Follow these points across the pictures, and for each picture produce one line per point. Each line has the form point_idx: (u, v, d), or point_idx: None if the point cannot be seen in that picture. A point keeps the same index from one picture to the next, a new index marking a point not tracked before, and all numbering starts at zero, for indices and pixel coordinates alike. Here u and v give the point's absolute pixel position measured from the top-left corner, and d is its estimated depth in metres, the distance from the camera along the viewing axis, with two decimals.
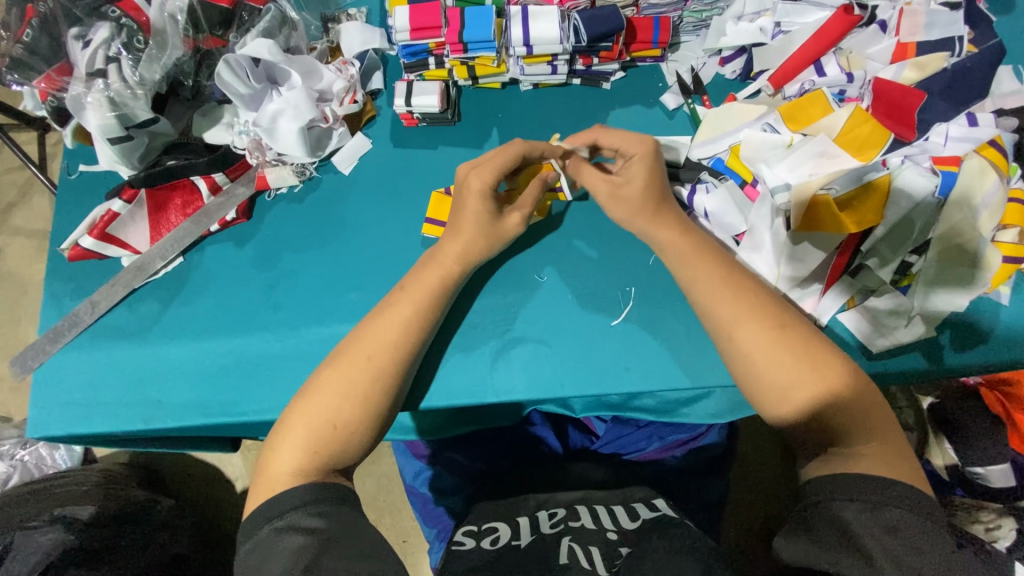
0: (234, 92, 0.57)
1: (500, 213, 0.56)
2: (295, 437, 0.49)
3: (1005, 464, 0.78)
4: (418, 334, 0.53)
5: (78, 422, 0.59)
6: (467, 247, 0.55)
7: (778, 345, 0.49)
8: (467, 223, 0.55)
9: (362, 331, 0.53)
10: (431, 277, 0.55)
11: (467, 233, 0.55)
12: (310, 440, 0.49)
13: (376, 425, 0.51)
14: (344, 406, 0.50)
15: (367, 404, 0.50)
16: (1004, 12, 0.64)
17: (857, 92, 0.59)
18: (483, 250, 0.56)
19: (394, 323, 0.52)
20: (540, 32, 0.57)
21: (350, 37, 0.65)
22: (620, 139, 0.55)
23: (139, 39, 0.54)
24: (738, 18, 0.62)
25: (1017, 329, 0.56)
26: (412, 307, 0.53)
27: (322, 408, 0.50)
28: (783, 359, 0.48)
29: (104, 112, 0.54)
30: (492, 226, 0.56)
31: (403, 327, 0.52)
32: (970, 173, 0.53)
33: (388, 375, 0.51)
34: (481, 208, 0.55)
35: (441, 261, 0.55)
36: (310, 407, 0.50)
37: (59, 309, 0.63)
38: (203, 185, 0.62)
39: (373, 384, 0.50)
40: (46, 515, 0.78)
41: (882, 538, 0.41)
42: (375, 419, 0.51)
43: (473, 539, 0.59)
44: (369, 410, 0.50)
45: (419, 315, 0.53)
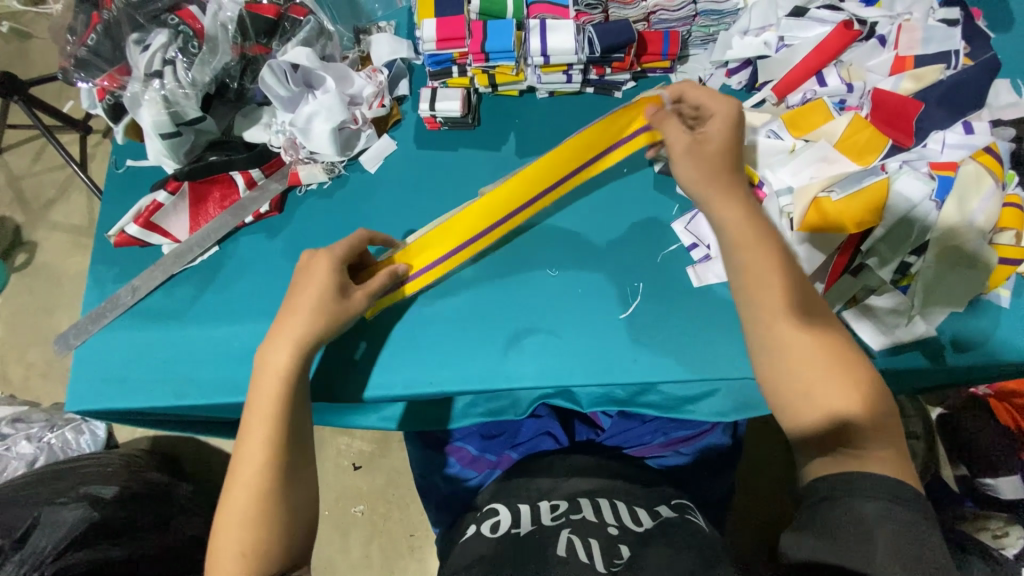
0: (275, 94, 0.63)
1: (346, 292, 0.55)
2: (234, 510, 0.50)
3: (1014, 475, 0.79)
4: (293, 414, 0.53)
5: (114, 397, 0.63)
6: (309, 329, 0.53)
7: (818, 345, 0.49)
8: (303, 305, 0.54)
9: (251, 400, 0.53)
10: (277, 367, 0.53)
11: (307, 315, 0.53)
12: (249, 513, 0.49)
13: (299, 507, 0.52)
14: (264, 472, 0.50)
15: (271, 466, 0.51)
16: (1003, 30, 0.67)
17: (856, 102, 0.62)
18: (327, 330, 0.54)
19: (275, 384, 0.52)
20: (557, 43, 0.62)
21: (380, 47, 0.70)
22: (706, 96, 0.56)
23: (193, 44, 0.60)
24: (744, 32, 0.66)
25: (1017, 333, 0.57)
26: (281, 386, 0.52)
27: (246, 481, 0.50)
28: (815, 360, 0.49)
29: (159, 109, 0.59)
30: (335, 306, 0.54)
31: (283, 386, 0.52)
32: (967, 178, 0.55)
33: (278, 432, 0.51)
34: (325, 288, 0.54)
35: (289, 336, 0.53)
36: (233, 483, 0.51)
37: (101, 292, 0.68)
38: (240, 179, 0.66)
39: (280, 442, 0.51)
40: (73, 492, 0.82)
41: (891, 532, 0.42)
42: (292, 475, 0.52)
43: (475, 525, 0.63)
44: (281, 469, 0.51)
45: (289, 394, 0.53)
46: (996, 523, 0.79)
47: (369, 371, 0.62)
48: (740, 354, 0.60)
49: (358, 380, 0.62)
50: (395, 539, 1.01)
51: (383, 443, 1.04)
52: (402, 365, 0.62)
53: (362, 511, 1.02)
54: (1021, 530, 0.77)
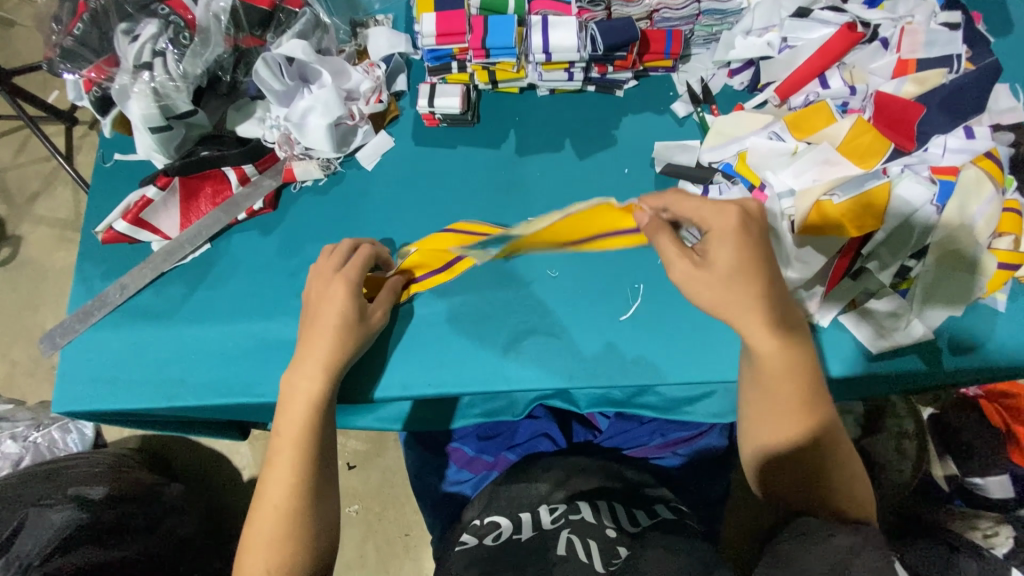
0: (269, 88, 0.61)
1: (367, 312, 0.56)
2: (265, 531, 0.50)
3: (1003, 474, 0.80)
4: (322, 437, 0.53)
5: (103, 398, 0.61)
6: (332, 352, 0.54)
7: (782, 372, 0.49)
8: (325, 328, 0.54)
9: (279, 422, 0.53)
10: (304, 391, 0.53)
11: (330, 337, 0.54)
12: (275, 533, 0.50)
13: (328, 529, 0.52)
14: (291, 492, 0.51)
15: (301, 486, 0.51)
16: (1003, 34, 0.68)
17: (860, 104, 0.62)
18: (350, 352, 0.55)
19: (303, 410, 0.53)
20: (559, 40, 0.60)
21: (378, 42, 0.69)
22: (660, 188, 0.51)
23: (185, 35, 0.57)
24: (747, 33, 0.65)
25: (1012, 337, 0.58)
26: (307, 412, 0.53)
27: (275, 502, 0.51)
28: (784, 387, 0.49)
29: (148, 102, 0.57)
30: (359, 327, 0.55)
31: (309, 409, 0.53)
32: (967, 183, 0.55)
33: (304, 455, 0.52)
34: (346, 308, 0.55)
35: (315, 361, 0.54)
36: (262, 505, 0.51)
37: (88, 289, 0.66)
38: (233, 175, 0.65)
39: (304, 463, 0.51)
40: (60, 494, 0.80)
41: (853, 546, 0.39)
42: (321, 493, 0.52)
43: (476, 537, 0.60)
44: (310, 487, 0.52)
45: (315, 419, 0.53)
46: (985, 522, 0.78)
47: (365, 372, 0.61)
48: (740, 357, 0.60)
49: (354, 380, 0.61)
50: (390, 539, 1.00)
51: (379, 442, 1.03)
52: (398, 367, 0.61)
53: (357, 511, 1.01)
54: (1011, 531, 0.76)
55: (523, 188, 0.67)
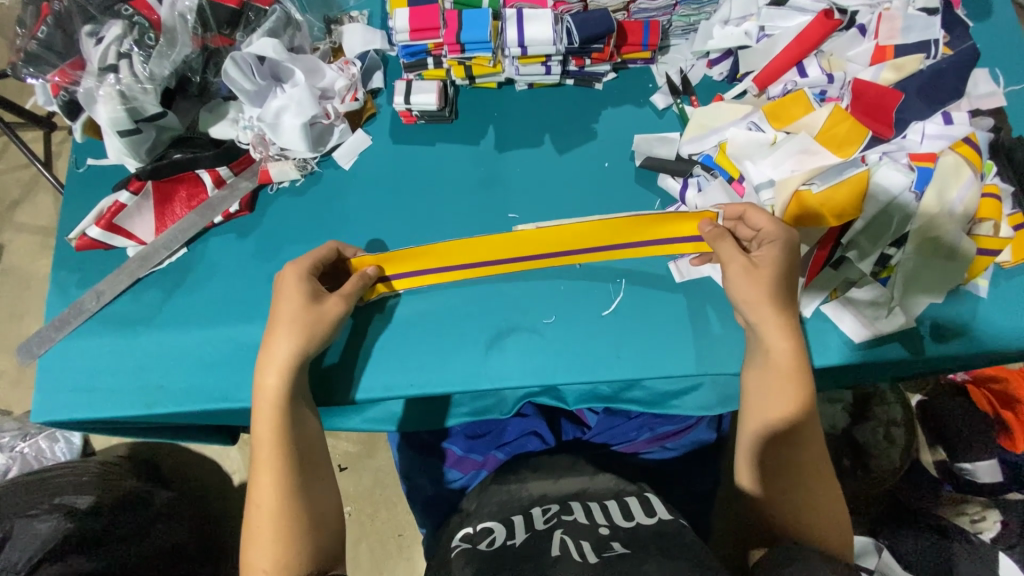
0: (240, 88, 0.60)
1: (322, 297, 0.55)
2: (263, 542, 0.50)
3: (993, 460, 0.80)
4: (296, 428, 0.53)
5: (81, 407, 0.60)
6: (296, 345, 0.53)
7: (784, 377, 0.52)
8: (283, 324, 0.54)
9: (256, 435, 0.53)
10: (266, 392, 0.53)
11: (290, 330, 0.53)
12: (276, 544, 0.50)
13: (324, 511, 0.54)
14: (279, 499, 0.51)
15: (287, 477, 0.52)
16: (982, 18, 0.67)
17: (838, 93, 0.61)
18: (313, 339, 0.54)
19: (268, 409, 0.53)
20: (535, 33, 0.60)
21: (353, 38, 0.68)
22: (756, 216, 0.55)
23: (150, 36, 0.57)
24: (725, 22, 0.65)
25: (995, 323, 0.57)
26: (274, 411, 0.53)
27: (265, 513, 0.51)
28: (785, 394, 0.52)
29: (115, 105, 0.56)
30: (315, 315, 0.54)
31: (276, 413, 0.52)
32: (946, 170, 0.55)
33: (280, 448, 0.52)
34: (300, 299, 0.54)
35: (275, 361, 0.53)
36: (252, 518, 0.51)
37: (64, 297, 0.65)
38: (208, 178, 0.64)
39: (285, 469, 0.52)
40: (46, 503, 0.80)
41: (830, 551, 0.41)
42: (309, 492, 0.53)
43: (470, 542, 0.58)
44: (298, 490, 0.52)
45: (283, 412, 0.53)
46: (974, 508, 0.83)
47: (347, 374, 0.61)
48: (724, 349, 0.59)
49: (335, 382, 0.60)
50: (384, 539, 1.00)
51: (370, 443, 1.03)
52: (380, 367, 0.60)
53: (349, 512, 1.01)
54: (997, 514, 0.82)
55: (504, 185, 0.66)
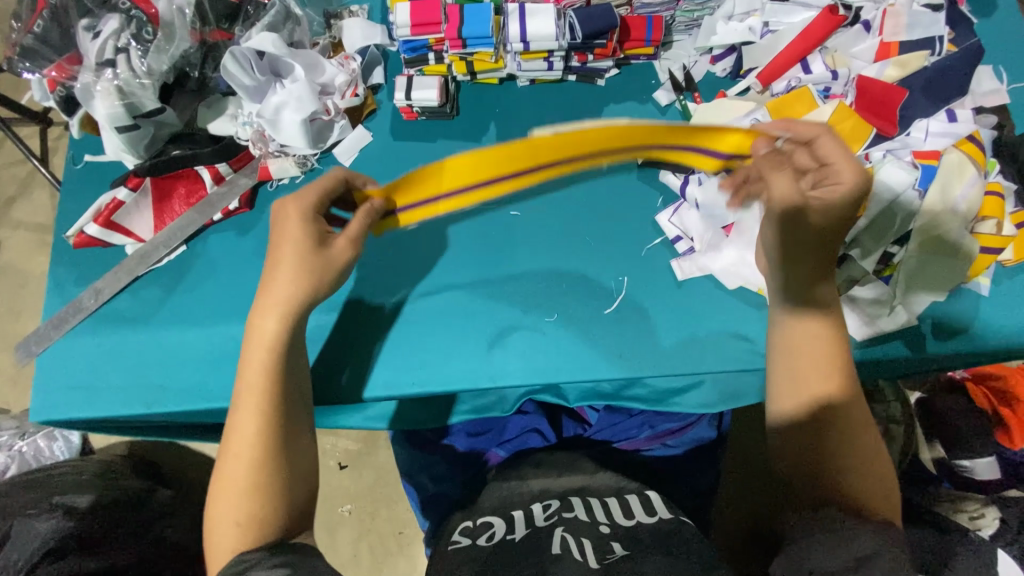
0: (239, 84, 0.59)
1: (327, 240, 0.52)
2: (227, 509, 0.47)
3: (992, 457, 0.81)
4: (284, 378, 0.50)
5: (80, 406, 0.60)
6: (296, 287, 0.50)
7: (824, 345, 0.49)
8: (284, 259, 0.50)
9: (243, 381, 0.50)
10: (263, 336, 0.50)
11: (289, 266, 0.50)
12: (239, 514, 0.47)
13: (300, 476, 0.50)
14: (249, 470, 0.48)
15: (264, 433, 0.49)
16: (986, 15, 0.67)
17: (842, 90, 0.61)
18: (315, 285, 0.51)
19: (263, 355, 0.50)
20: (537, 28, 0.59)
21: (353, 33, 0.67)
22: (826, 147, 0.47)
23: (147, 30, 0.56)
24: (728, 18, 0.64)
25: (996, 321, 0.58)
26: (268, 358, 0.50)
27: (232, 480, 0.48)
28: (818, 368, 0.48)
29: (113, 100, 0.55)
30: (317, 255, 0.51)
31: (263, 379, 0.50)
32: (950, 167, 0.55)
33: (269, 401, 0.49)
34: (303, 236, 0.50)
35: (275, 303, 0.50)
36: (219, 481, 0.48)
37: (62, 295, 0.64)
38: (207, 174, 0.63)
39: (261, 437, 0.48)
40: (46, 503, 0.79)
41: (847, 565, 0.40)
42: (289, 454, 0.49)
43: (469, 537, 0.58)
44: (272, 463, 0.48)
45: (274, 359, 0.50)
46: (972, 505, 0.83)
47: (348, 373, 0.60)
48: (725, 346, 0.59)
49: (337, 381, 0.60)
50: (384, 536, 1.00)
51: (370, 441, 1.03)
52: (381, 365, 0.60)
53: (350, 510, 1.01)
54: (996, 511, 0.82)
55: None
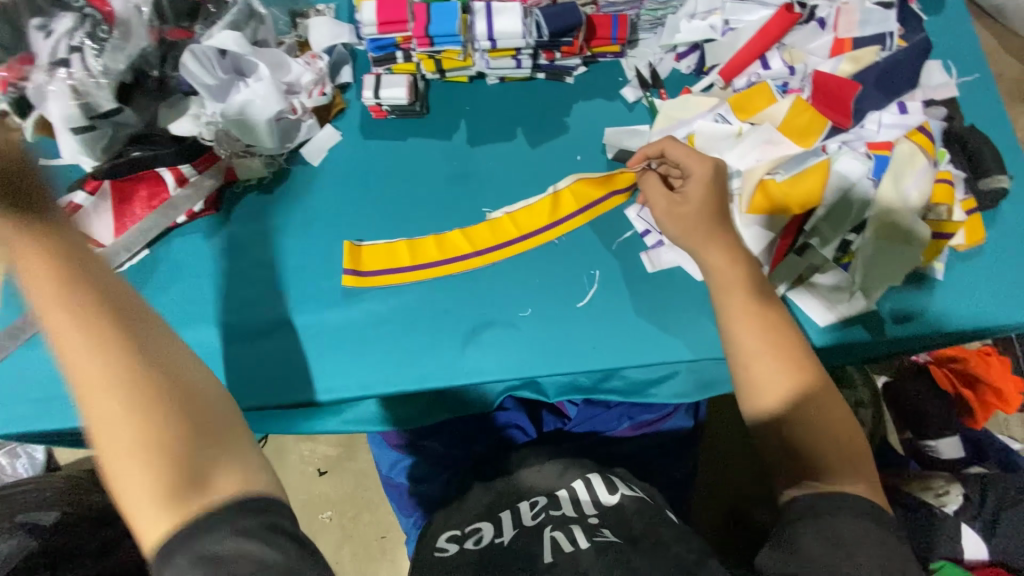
0: (200, 83, 0.58)
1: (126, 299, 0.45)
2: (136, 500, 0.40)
3: (955, 436, 0.85)
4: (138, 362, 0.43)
5: (41, 418, 0.58)
6: (85, 300, 0.45)
7: (778, 348, 0.50)
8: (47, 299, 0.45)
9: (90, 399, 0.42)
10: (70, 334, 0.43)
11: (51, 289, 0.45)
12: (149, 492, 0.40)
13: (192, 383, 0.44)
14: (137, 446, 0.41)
15: (147, 412, 0.41)
16: (935, 12, 0.70)
17: (798, 85, 0.63)
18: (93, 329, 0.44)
19: (90, 354, 0.42)
20: (504, 26, 0.60)
21: (319, 32, 0.67)
22: (683, 155, 0.56)
23: (102, 28, 0.54)
24: (691, 16, 0.66)
25: (950, 303, 0.60)
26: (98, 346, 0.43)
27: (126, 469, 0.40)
28: (778, 359, 0.49)
29: (68, 101, 0.54)
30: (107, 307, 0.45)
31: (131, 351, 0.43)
32: (900, 158, 0.57)
33: (132, 385, 0.42)
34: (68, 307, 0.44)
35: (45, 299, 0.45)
36: (125, 476, 0.40)
37: (18, 304, 0.62)
38: (169, 176, 0.62)
39: (138, 411, 0.41)
40: (7, 522, 0.76)
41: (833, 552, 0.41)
42: (191, 401, 0.43)
43: (457, 543, 0.57)
44: (177, 415, 0.42)
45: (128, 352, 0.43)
46: (938, 482, 0.79)
47: (322, 375, 0.59)
48: (696, 336, 0.61)
49: (310, 383, 0.59)
50: (366, 542, 0.98)
51: (350, 445, 1.01)
52: (355, 366, 0.59)
53: (331, 517, 0.99)
54: (961, 488, 0.78)
55: (476, 180, 0.66)
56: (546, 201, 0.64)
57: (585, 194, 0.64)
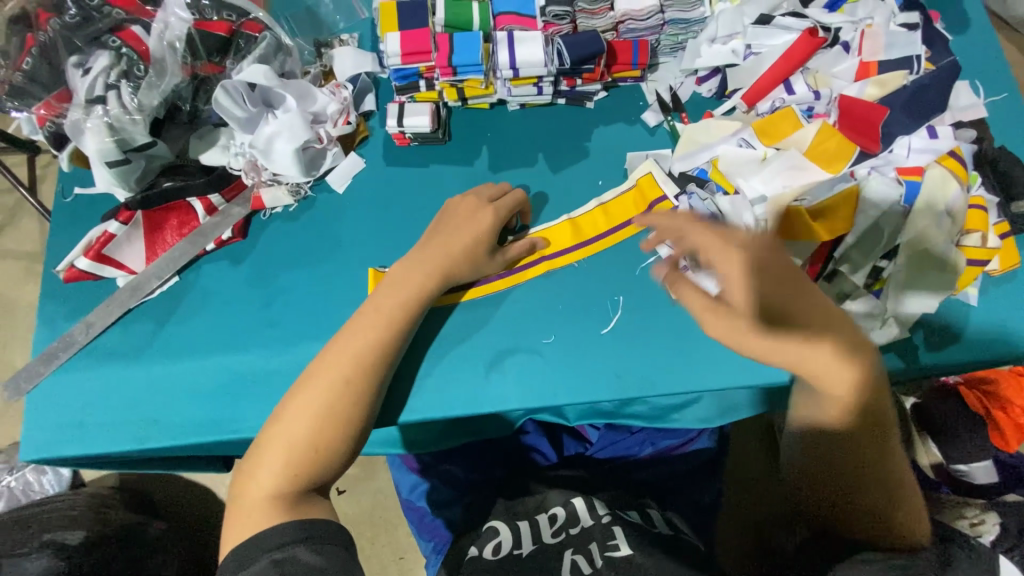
0: (231, 116, 0.60)
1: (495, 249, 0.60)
2: (271, 462, 0.49)
3: (989, 460, 0.82)
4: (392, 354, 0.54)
5: (73, 444, 0.59)
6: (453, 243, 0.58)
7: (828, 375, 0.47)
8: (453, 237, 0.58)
9: (350, 345, 0.53)
10: (401, 295, 0.55)
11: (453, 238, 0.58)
12: (287, 465, 0.49)
13: (374, 378, 0.52)
14: (313, 427, 0.50)
15: (352, 386, 0.51)
16: (960, 31, 0.69)
17: (825, 109, 0.63)
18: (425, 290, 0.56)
19: (406, 300, 0.55)
20: (526, 55, 0.60)
21: (343, 61, 0.68)
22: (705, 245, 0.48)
23: (139, 67, 0.56)
24: (712, 40, 0.65)
25: (986, 328, 0.59)
26: (380, 335, 0.53)
27: (289, 435, 0.50)
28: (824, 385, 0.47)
29: (103, 136, 0.56)
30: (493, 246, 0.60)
31: (379, 348, 0.53)
32: (933, 181, 0.56)
33: (362, 365, 0.52)
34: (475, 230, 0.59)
35: (429, 266, 0.57)
36: (289, 413, 0.51)
37: (52, 330, 0.63)
38: (199, 206, 0.63)
39: (348, 413, 0.51)
40: (35, 541, 0.77)
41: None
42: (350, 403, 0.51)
43: (478, 546, 0.62)
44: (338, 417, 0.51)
45: (393, 332, 0.54)
46: (973, 511, 0.78)
47: None
48: (722, 364, 0.59)
49: None
50: (385, 562, 0.98)
51: (368, 465, 1.01)
52: None
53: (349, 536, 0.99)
54: (997, 517, 0.76)
55: None
56: (553, 229, 0.64)
57: (602, 222, 0.64)
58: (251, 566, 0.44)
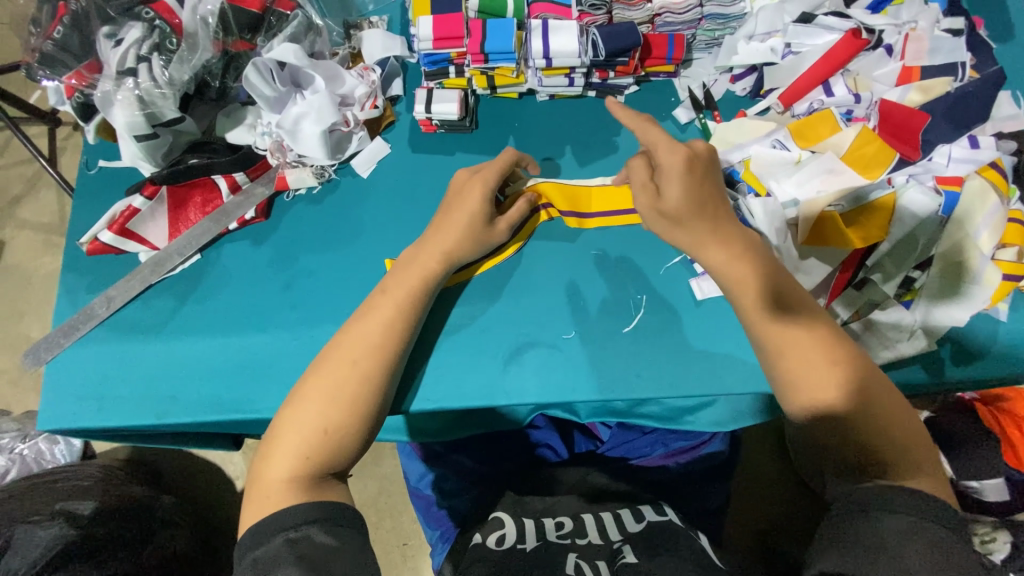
0: (260, 94, 0.59)
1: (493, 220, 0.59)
2: (284, 447, 0.49)
3: (1001, 479, 0.80)
4: (400, 340, 0.53)
5: (90, 416, 0.59)
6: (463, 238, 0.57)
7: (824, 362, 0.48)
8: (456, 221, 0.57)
9: (360, 327, 0.53)
10: (411, 278, 0.55)
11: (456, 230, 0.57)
12: (300, 448, 0.49)
13: (388, 360, 0.52)
14: (327, 410, 0.50)
15: (361, 368, 0.51)
16: (1005, 39, 0.67)
17: (864, 113, 0.61)
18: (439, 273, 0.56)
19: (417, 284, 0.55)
20: (560, 45, 0.59)
21: (372, 43, 0.66)
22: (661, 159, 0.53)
23: (171, 40, 0.56)
24: (749, 38, 0.64)
25: (1018, 346, 0.57)
26: (389, 316, 0.53)
27: (304, 418, 0.50)
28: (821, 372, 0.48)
29: (133, 110, 0.55)
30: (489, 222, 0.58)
31: (387, 330, 0.53)
32: (972, 193, 0.55)
33: (374, 348, 0.52)
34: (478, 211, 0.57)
35: (438, 250, 0.56)
36: (304, 398, 0.51)
37: (73, 302, 0.64)
38: (223, 184, 0.63)
39: (362, 395, 0.50)
40: (48, 509, 0.78)
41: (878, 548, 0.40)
42: (363, 384, 0.51)
43: (482, 535, 0.63)
44: (352, 400, 0.50)
45: (402, 315, 0.53)
46: (983, 528, 0.81)
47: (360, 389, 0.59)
48: (744, 371, 0.58)
49: None
50: (388, 547, 0.99)
51: (375, 451, 1.02)
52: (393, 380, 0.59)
53: None
54: (1007, 535, 0.79)
55: None
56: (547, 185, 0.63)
57: (595, 202, 0.64)
58: (265, 544, 0.44)
